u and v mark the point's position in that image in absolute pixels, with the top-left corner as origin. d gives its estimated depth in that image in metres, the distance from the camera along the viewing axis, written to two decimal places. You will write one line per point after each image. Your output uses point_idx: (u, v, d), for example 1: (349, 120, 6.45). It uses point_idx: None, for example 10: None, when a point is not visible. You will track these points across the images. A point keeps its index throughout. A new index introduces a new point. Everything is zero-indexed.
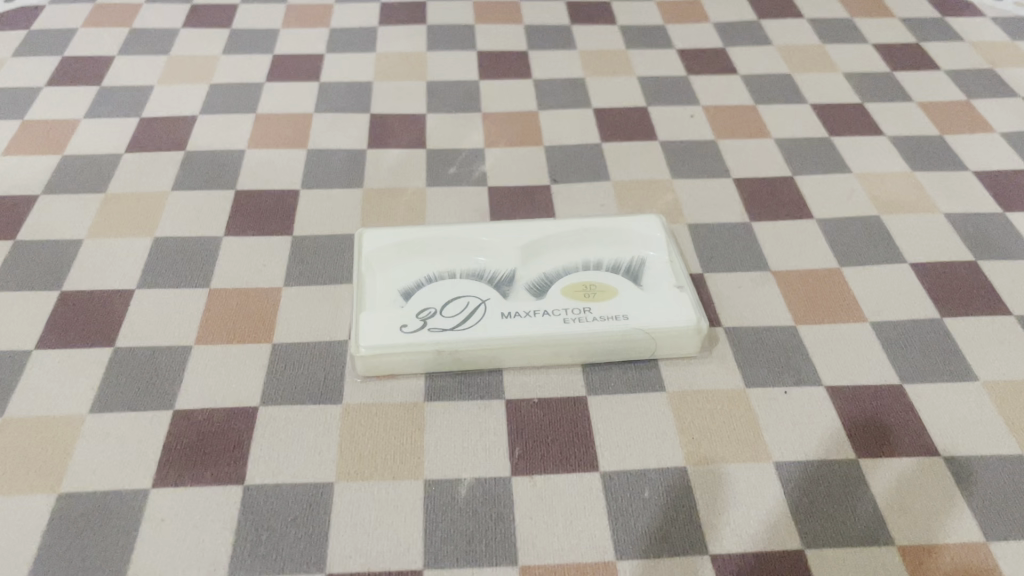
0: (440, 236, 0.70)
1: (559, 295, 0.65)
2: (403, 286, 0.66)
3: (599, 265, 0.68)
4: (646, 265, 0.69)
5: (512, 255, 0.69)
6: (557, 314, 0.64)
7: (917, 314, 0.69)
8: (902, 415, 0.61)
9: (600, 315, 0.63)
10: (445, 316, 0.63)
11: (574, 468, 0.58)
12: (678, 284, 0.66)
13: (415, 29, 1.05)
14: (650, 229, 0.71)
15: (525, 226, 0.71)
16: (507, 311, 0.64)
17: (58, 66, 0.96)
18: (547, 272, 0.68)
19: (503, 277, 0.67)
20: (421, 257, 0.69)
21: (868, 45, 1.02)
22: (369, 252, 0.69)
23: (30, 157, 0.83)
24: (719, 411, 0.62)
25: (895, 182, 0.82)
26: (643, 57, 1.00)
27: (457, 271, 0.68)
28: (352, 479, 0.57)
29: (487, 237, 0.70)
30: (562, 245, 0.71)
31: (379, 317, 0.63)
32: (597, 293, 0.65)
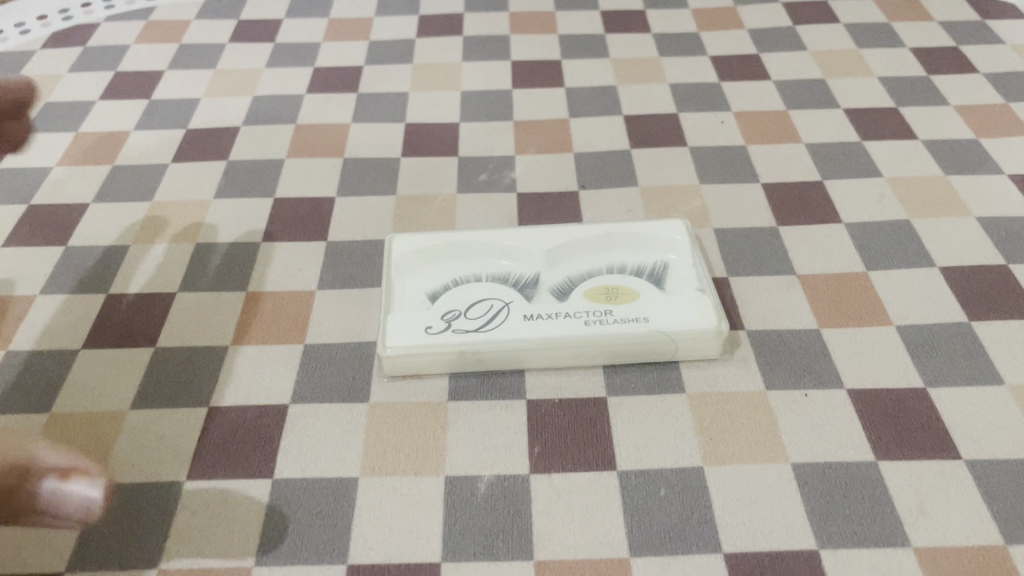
0: (466, 240, 0.72)
1: (581, 297, 0.67)
2: (430, 289, 0.68)
3: (622, 268, 0.69)
4: (669, 268, 0.69)
5: (536, 259, 0.71)
6: (579, 316, 0.65)
7: (945, 318, 0.68)
8: (923, 417, 0.61)
9: (621, 318, 0.65)
10: (469, 318, 0.65)
11: (591, 467, 0.59)
12: (700, 287, 0.67)
13: (452, 40, 1.08)
14: (673, 233, 0.72)
15: (550, 231, 0.73)
16: (529, 313, 0.65)
17: (111, 81, 1.00)
18: (571, 275, 0.69)
19: (527, 281, 0.69)
20: (448, 262, 0.71)
21: (905, 49, 1.02)
22: (398, 256, 0.71)
23: (82, 167, 0.87)
24: (738, 413, 0.62)
25: (927, 186, 0.82)
26: (675, 64, 1.01)
27: (481, 276, 0.69)
28: (376, 474, 0.59)
29: (512, 240, 0.72)
30: (586, 250, 0.72)
31: (404, 319, 0.65)
32: (619, 296, 0.66)
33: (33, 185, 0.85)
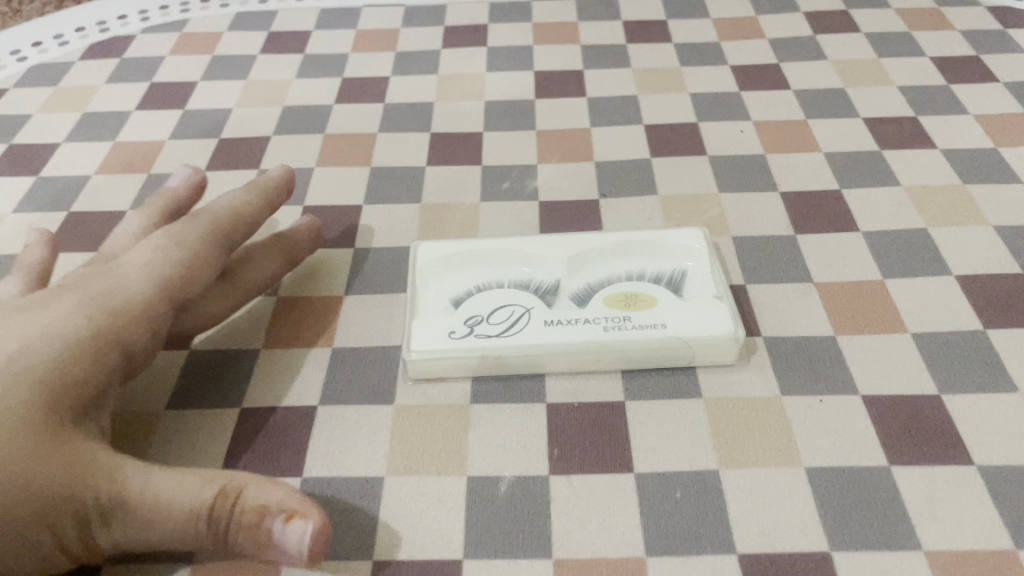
0: (489, 247, 0.74)
1: (600, 303, 0.69)
2: (454, 295, 0.71)
3: (641, 276, 0.71)
4: (687, 275, 0.71)
5: (556, 265, 0.73)
6: (598, 322, 0.67)
7: (961, 326, 0.69)
8: (937, 424, 0.62)
9: (639, 325, 0.66)
10: (491, 323, 0.67)
11: (609, 469, 0.61)
12: (716, 294, 0.69)
13: (477, 50, 1.10)
14: (692, 241, 0.74)
15: (571, 239, 0.75)
16: (550, 319, 0.67)
17: (146, 92, 1.04)
18: (591, 281, 0.71)
19: (548, 287, 0.71)
20: (472, 269, 0.73)
21: (925, 58, 1.02)
22: (423, 263, 0.73)
23: (120, 176, 0.90)
24: (754, 418, 0.64)
25: (945, 195, 0.83)
26: (696, 74, 1.03)
27: (504, 282, 0.72)
28: (400, 474, 0.61)
29: (533, 247, 0.74)
30: (606, 257, 0.74)
31: (428, 324, 0.67)
32: (638, 303, 0.68)
33: (73, 194, 0.88)
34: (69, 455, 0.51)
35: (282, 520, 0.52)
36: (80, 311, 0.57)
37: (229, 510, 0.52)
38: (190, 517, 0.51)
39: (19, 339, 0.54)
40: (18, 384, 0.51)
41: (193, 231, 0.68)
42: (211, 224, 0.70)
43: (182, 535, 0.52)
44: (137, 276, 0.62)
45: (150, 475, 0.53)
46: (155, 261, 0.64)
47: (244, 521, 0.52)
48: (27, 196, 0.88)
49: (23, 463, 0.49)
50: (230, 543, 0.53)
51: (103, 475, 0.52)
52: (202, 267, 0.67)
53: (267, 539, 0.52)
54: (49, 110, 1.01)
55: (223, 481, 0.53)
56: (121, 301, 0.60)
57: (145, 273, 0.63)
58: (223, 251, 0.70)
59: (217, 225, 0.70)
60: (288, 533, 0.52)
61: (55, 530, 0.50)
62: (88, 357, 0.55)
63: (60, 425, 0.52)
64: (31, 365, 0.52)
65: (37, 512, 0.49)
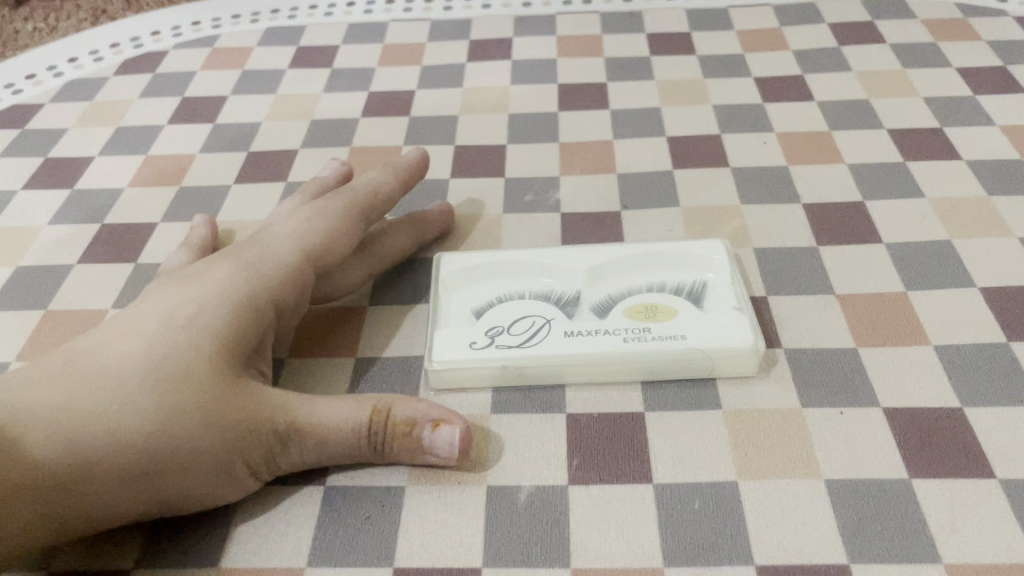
0: (511, 258, 0.75)
1: (621, 314, 0.69)
2: (477, 305, 0.72)
3: (661, 286, 0.72)
4: (708, 286, 0.71)
5: (578, 276, 0.73)
6: (618, 333, 0.67)
7: (984, 339, 0.69)
8: (959, 437, 0.62)
9: (659, 335, 0.67)
10: (512, 334, 0.68)
11: (628, 479, 0.61)
12: (738, 306, 0.69)
13: (501, 63, 1.11)
14: (714, 252, 0.74)
15: (593, 249, 0.75)
16: (570, 330, 0.68)
17: (179, 106, 1.06)
18: (612, 292, 0.72)
19: (568, 298, 0.71)
20: (495, 279, 0.74)
21: (951, 69, 1.02)
22: (447, 274, 0.74)
23: (152, 189, 0.92)
24: (774, 429, 0.64)
25: (970, 206, 0.82)
26: (720, 86, 1.03)
27: (526, 292, 0.72)
28: (421, 483, 0.62)
29: (555, 257, 0.75)
30: (629, 267, 0.74)
31: (451, 335, 0.68)
32: (658, 313, 0.69)
33: (108, 206, 0.90)
34: (247, 394, 0.57)
35: (431, 428, 0.60)
36: (241, 274, 0.63)
37: (384, 424, 0.59)
38: (354, 433, 0.58)
39: (195, 302, 0.60)
40: (198, 340, 0.57)
41: (336, 204, 0.74)
42: (352, 200, 0.75)
43: (349, 447, 0.59)
44: (284, 239, 0.68)
45: (311, 400, 0.59)
46: (297, 226, 0.70)
47: (399, 433, 0.59)
48: (63, 208, 0.90)
49: (212, 406, 0.55)
50: (386, 452, 0.60)
51: (277, 407, 0.58)
52: (346, 234, 0.72)
53: (419, 445, 0.60)
54: (84, 124, 1.04)
55: (374, 400, 0.60)
56: (275, 263, 0.65)
57: (289, 235, 0.69)
58: (365, 224, 0.75)
59: (361, 200, 0.75)
60: (439, 438, 0.59)
61: (245, 456, 0.56)
62: (251, 310, 0.61)
63: (236, 370, 0.58)
64: (208, 324, 0.58)
65: (229, 445, 0.55)
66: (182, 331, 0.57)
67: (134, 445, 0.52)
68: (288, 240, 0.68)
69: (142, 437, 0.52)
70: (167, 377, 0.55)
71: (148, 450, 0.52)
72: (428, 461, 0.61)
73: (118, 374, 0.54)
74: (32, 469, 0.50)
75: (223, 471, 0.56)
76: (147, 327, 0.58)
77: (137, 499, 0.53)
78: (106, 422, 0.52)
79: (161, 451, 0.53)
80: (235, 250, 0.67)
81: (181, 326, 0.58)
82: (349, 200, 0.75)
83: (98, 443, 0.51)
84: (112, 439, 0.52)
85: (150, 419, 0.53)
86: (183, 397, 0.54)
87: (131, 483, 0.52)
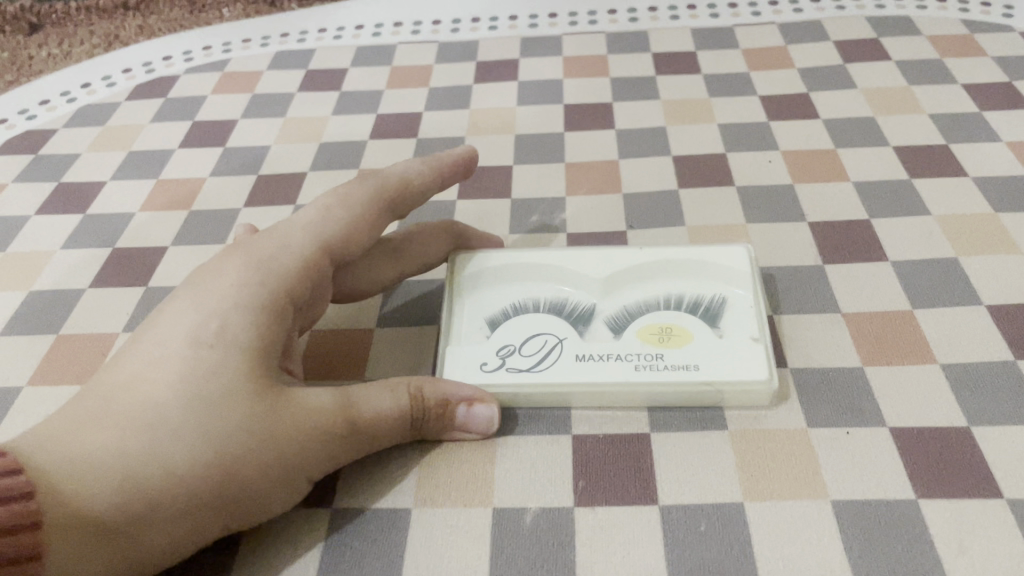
0: (529, 265, 0.75)
1: (634, 337, 0.69)
2: (491, 316, 0.72)
3: (678, 306, 0.71)
4: (725, 306, 0.70)
5: (595, 289, 0.74)
6: (630, 359, 0.67)
7: (992, 357, 0.69)
8: (966, 456, 0.62)
9: (671, 364, 0.66)
10: (523, 355, 0.69)
11: (633, 500, 0.61)
12: (756, 335, 0.67)
13: (508, 84, 1.12)
14: (735, 265, 0.73)
15: (613, 257, 0.75)
16: (581, 354, 0.68)
17: (189, 130, 1.07)
18: (628, 309, 0.72)
19: (583, 315, 0.72)
20: (512, 286, 0.75)
21: (957, 85, 1.02)
22: (465, 278, 0.75)
23: (163, 213, 0.93)
24: (780, 450, 0.64)
25: (977, 223, 0.82)
26: (725, 105, 1.03)
27: (541, 305, 0.73)
28: (427, 505, 0.62)
29: (574, 266, 0.75)
30: (646, 280, 0.74)
31: (463, 353, 0.69)
32: (672, 338, 0.68)
33: (119, 230, 0.91)
34: (289, 405, 0.57)
35: (466, 407, 0.64)
36: (260, 277, 0.61)
37: (422, 407, 0.62)
38: (396, 418, 0.61)
39: (219, 315, 0.58)
40: (227, 357, 0.56)
41: (362, 195, 0.71)
42: (380, 194, 0.72)
43: (391, 431, 0.62)
44: (301, 234, 0.66)
45: (350, 393, 0.60)
46: (313, 219, 0.68)
47: (435, 413, 0.63)
48: (75, 232, 0.92)
49: (256, 422, 0.55)
50: (423, 430, 0.64)
51: (320, 411, 0.58)
52: (365, 227, 0.69)
53: (455, 421, 0.64)
54: (96, 149, 1.05)
55: (409, 387, 0.62)
56: (294, 262, 0.63)
57: (305, 228, 0.67)
58: (387, 216, 0.73)
59: (386, 190, 0.73)
60: (475, 415, 0.64)
61: (301, 464, 0.57)
62: (275, 316, 0.60)
63: (273, 382, 0.57)
64: (237, 339, 0.57)
65: (284, 458, 0.56)
66: (212, 349, 0.56)
67: (195, 478, 0.53)
68: (304, 233, 0.66)
69: (199, 469, 0.53)
70: (208, 404, 0.54)
71: (205, 480, 0.53)
72: (459, 437, 0.66)
73: (155, 408, 0.54)
74: (97, 525, 0.50)
75: (277, 483, 0.56)
76: (172, 348, 0.56)
77: (200, 524, 0.54)
78: (159, 461, 0.52)
79: (221, 478, 0.53)
80: (247, 244, 0.65)
81: (208, 343, 0.56)
82: (371, 190, 0.72)
83: (155, 485, 0.52)
84: (171, 476, 0.52)
85: (200, 450, 0.53)
86: (228, 422, 0.54)
87: (192, 512, 0.53)
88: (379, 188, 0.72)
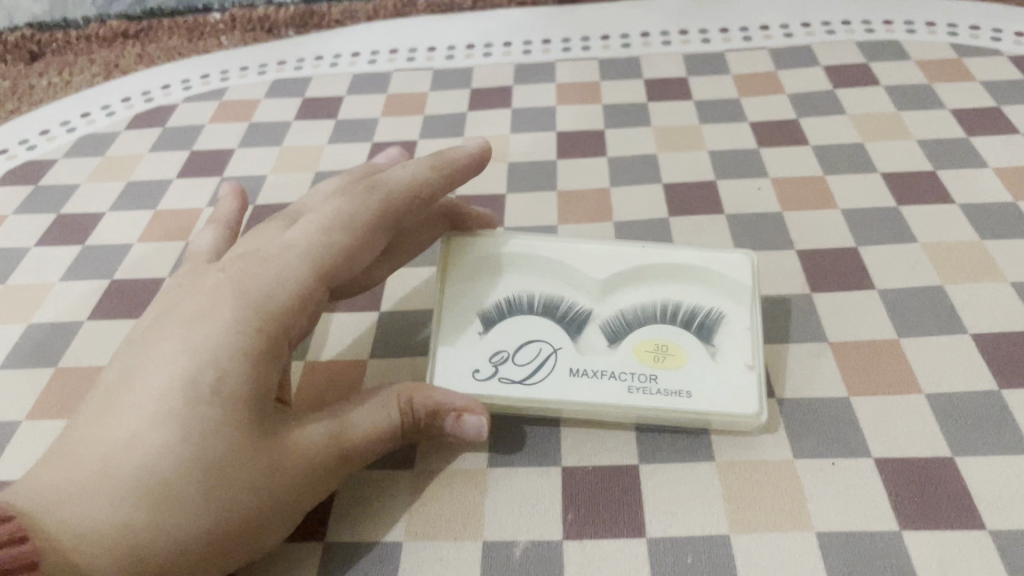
0: (530, 256, 0.74)
1: (629, 352, 0.69)
2: (486, 310, 0.72)
3: (677, 318, 0.70)
4: (725, 325, 0.70)
5: (594, 288, 0.72)
6: (623, 378, 0.68)
7: (976, 387, 0.70)
8: (949, 487, 0.63)
9: (663, 389, 0.67)
10: (516, 363, 0.69)
11: (621, 532, 0.62)
12: (752, 362, 0.68)
13: (501, 112, 1.13)
14: (742, 278, 0.71)
15: (616, 254, 0.73)
16: (574, 368, 0.69)
17: (187, 160, 1.09)
18: (626, 317, 0.71)
19: (579, 318, 0.71)
20: (510, 276, 0.73)
21: (945, 110, 1.03)
22: (463, 264, 0.74)
23: (160, 244, 0.95)
24: (766, 482, 0.65)
25: (962, 251, 0.83)
26: (715, 131, 1.05)
27: (537, 301, 0.72)
28: (418, 539, 0.63)
29: (575, 262, 0.73)
30: (647, 284, 0.72)
31: (455, 358, 0.70)
32: (668, 357, 0.68)
33: (117, 261, 0.93)
34: (284, 450, 0.57)
35: (455, 418, 0.65)
36: (253, 318, 0.58)
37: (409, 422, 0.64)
38: (384, 439, 0.63)
39: (216, 364, 0.55)
40: (230, 413, 0.54)
41: (364, 217, 0.67)
42: (382, 213, 0.69)
43: (378, 450, 0.64)
44: (296, 260, 0.62)
45: (340, 426, 0.61)
46: (309, 241, 0.64)
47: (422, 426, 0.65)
48: (73, 264, 0.93)
49: (257, 477, 0.55)
50: (409, 438, 0.66)
51: (312, 452, 0.59)
52: (363, 248, 0.67)
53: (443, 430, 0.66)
54: (95, 179, 1.07)
55: (397, 407, 0.64)
56: (291, 295, 0.60)
57: (299, 251, 0.63)
58: (388, 233, 0.70)
59: (388, 207, 0.69)
60: (468, 427, 0.65)
61: (294, 504, 0.58)
62: (269, 358, 0.58)
63: (269, 429, 0.57)
64: (237, 392, 0.55)
65: (281, 503, 0.57)
66: (214, 405, 0.54)
67: (204, 542, 0.52)
68: (295, 259, 0.62)
69: (206, 532, 0.52)
70: (214, 467, 0.53)
71: (209, 545, 0.53)
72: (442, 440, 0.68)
73: (154, 474, 0.51)
74: None
75: (273, 525, 0.57)
76: (166, 403, 0.53)
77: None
78: (169, 532, 0.51)
79: (226, 536, 0.53)
80: (237, 276, 0.61)
81: (206, 400, 0.53)
82: (372, 209, 0.68)
83: (164, 558, 0.51)
84: (181, 545, 0.51)
85: (208, 514, 0.52)
86: (235, 482, 0.53)
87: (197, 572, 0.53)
88: (381, 206, 0.69)
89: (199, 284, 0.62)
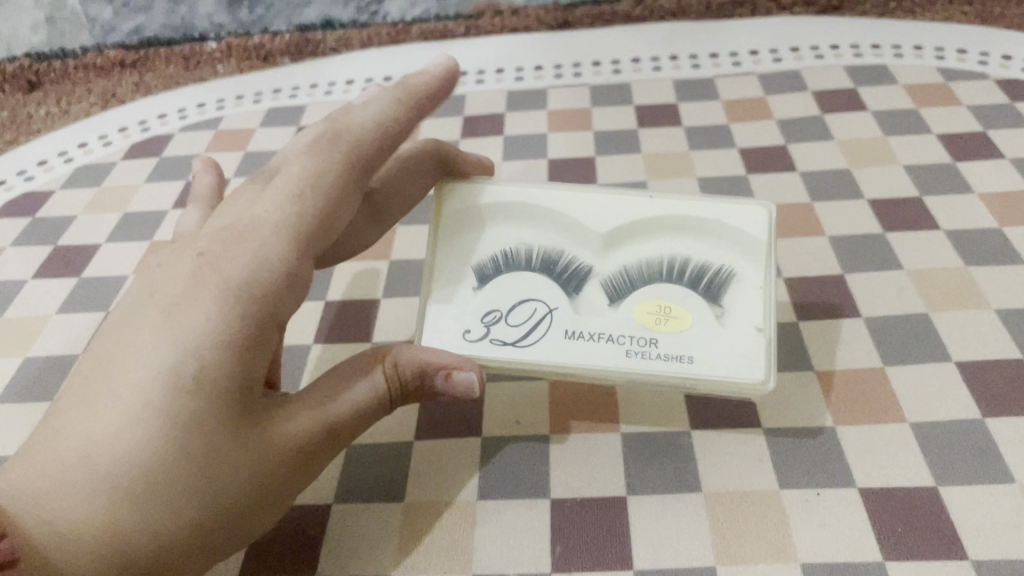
0: (530, 207, 0.73)
1: (630, 312, 0.69)
2: (481, 265, 0.72)
3: (682, 277, 0.70)
4: (733, 284, 0.69)
5: (597, 242, 0.72)
6: (622, 341, 0.68)
7: (961, 415, 0.71)
8: (933, 518, 0.63)
9: (664, 353, 0.67)
10: (509, 324, 0.69)
11: (609, 565, 0.63)
12: (761, 324, 0.67)
13: (493, 139, 1.14)
14: (754, 231, 0.70)
15: (622, 205, 0.73)
16: (571, 331, 0.69)
17: (182, 190, 1.10)
18: (629, 274, 0.71)
19: (578, 275, 0.71)
20: (509, 228, 0.73)
21: (931, 135, 1.05)
22: (461, 212, 0.73)
23: None
24: (752, 512, 0.65)
25: (947, 278, 0.84)
26: (704, 158, 1.06)
27: (536, 256, 0.72)
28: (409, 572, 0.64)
29: (578, 214, 0.72)
30: (653, 241, 0.72)
31: (449, 317, 0.70)
32: (670, 321, 0.68)
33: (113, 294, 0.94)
34: (270, 439, 0.57)
35: (445, 378, 0.65)
36: (235, 303, 0.55)
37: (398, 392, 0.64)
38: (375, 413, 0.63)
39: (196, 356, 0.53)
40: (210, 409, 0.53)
41: (336, 172, 0.63)
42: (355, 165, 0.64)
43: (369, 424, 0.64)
44: (275, 229, 0.59)
45: (330, 408, 0.61)
46: (284, 208, 0.60)
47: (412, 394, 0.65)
48: (70, 297, 0.94)
49: (239, 470, 0.55)
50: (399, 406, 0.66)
51: (300, 439, 0.59)
52: (338, 208, 0.63)
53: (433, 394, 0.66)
54: (92, 211, 1.08)
55: (386, 382, 0.63)
56: (271, 271, 0.58)
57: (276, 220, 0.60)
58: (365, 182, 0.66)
59: (360, 157, 0.65)
60: (457, 384, 0.65)
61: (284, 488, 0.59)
62: (254, 343, 0.56)
63: (255, 418, 0.57)
64: (218, 386, 0.54)
65: (268, 492, 0.57)
66: (193, 401, 0.53)
67: (186, 537, 0.53)
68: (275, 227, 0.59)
69: (188, 527, 0.53)
70: (193, 465, 0.53)
71: (192, 539, 0.54)
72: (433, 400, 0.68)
73: (134, 473, 0.51)
74: None
75: (263, 512, 0.58)
76: (141, 394, 0.52)
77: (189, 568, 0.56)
78: (149, 531, 0.52)
79: (209, 528, 0.55)
80: (212, 250, 0.59)
81: (183, 392, 0.53)
82: (342, 162, 0.63)
83: (143, 556, 0.52)
84: (162, 541, 0.52)
85: (188, 511, 0.53)
86: (214, 478, 0.54)
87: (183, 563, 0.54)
88: (351, 155, 0.64)
89: (178, 259, 0.59)
